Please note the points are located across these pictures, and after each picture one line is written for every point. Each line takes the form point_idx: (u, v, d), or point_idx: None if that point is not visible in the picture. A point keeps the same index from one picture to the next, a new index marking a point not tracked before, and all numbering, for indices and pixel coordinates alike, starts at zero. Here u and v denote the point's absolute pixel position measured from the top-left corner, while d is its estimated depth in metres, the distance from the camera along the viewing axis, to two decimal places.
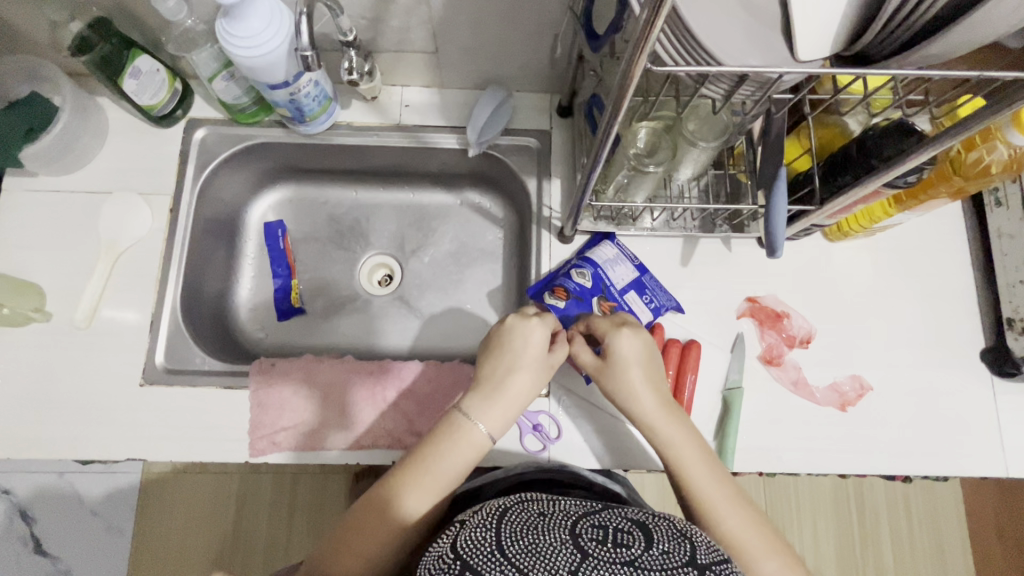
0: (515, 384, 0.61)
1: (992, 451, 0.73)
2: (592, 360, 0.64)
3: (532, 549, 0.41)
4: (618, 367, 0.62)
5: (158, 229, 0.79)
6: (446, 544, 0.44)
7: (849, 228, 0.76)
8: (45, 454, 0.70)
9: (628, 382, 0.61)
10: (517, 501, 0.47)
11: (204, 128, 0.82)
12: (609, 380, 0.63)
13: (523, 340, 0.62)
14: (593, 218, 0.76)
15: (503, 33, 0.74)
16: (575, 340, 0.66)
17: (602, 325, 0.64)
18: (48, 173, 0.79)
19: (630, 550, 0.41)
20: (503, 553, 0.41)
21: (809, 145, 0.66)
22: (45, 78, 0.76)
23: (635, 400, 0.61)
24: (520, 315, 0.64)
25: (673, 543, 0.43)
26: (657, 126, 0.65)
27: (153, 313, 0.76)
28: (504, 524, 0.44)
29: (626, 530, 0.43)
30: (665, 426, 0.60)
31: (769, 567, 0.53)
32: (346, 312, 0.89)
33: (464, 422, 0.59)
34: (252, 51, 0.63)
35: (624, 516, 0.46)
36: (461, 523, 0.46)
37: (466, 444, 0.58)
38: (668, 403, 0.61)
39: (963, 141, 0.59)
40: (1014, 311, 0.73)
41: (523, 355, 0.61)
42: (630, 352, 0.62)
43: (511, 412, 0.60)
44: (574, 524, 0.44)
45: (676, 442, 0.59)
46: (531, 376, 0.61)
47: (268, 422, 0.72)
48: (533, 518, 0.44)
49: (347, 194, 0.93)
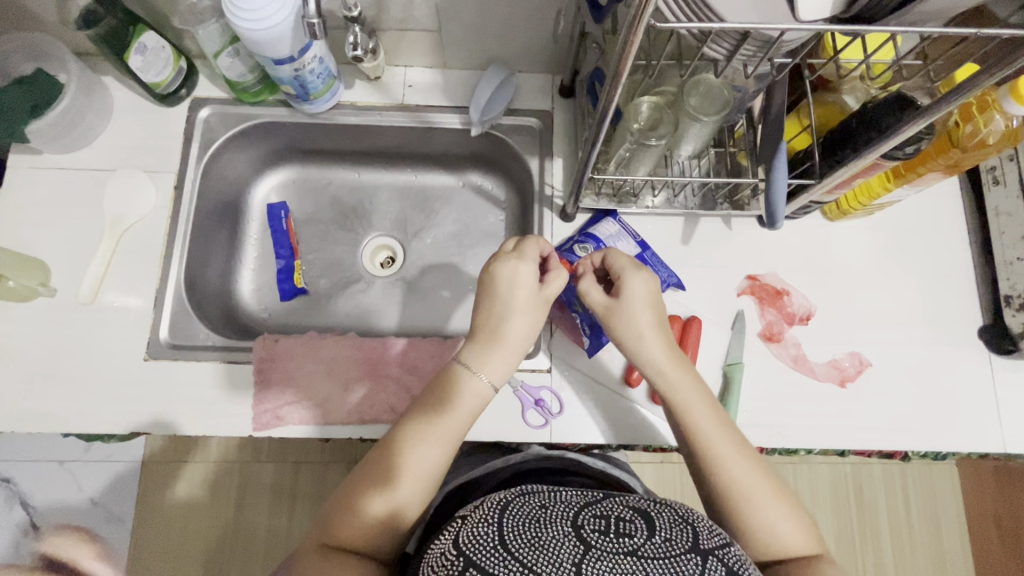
0: (511, 332, 0.61)
1: (992, 427, 0.73)
2: (603, 300, 0.62)
3: (536, 543, 0.41)
4: (627, 306, 0.61)
5: (163, 206, 0.79)
6: (448, 541, 0.44)
7: (849, 206, 0.76)
8: (48, 428, 0.70)
9: (637, 326, 0.61)
10: (518, 495, 0.46)
11: (208, 107, 0.83)
12: (617, 322, 0.61)
13: (510, 280, 0.61)
14: (594, 195, 0.77)
15: (506, 11, 0.74)
16: (586, 277, 0.64)
17: (619, 262, 0.63)
18: (52, 151, 0.79)
19: (632, 540, 0.41)
20: (506, 548, 0.41)
21: (809, 123, 0.67)
22: (52, 56, 0.77)
23: (641, 345, 0.61)
24: (500, 255, 0.63)
25: (675, 530, 0.43)
26: (660, 101, 0.66)
27: (157, 290, 0.76)
28: (506, 518, 0.43)
29: (628, 519, 0.43)
30: (671, 369, 0.60)
31: (775, 514, 0.54)
32: (349, 292, 0.89)
33: (462, 380, 0.60)
34: (257, 24, 0.64)
35: (626, 504, 0.45)
36: (463, 519, 0.45)
37: (468, 396, 0.59)
38: (674, 349, 0.61)
39: (961, 111, 0.60)
40: (1011, 287, 0.74)
41: (513, 299, 0.61)
42: (640, 294, 0.61)
43: (509, 360, 0.61)
44: (576, 516, 0.43)
45: (681, 385, 0.60)
46: (527, 319, 0.61)
47: (272, 397, 0.72)
48: (535, 511, 0.44)
49: (349, 175, 0.94)
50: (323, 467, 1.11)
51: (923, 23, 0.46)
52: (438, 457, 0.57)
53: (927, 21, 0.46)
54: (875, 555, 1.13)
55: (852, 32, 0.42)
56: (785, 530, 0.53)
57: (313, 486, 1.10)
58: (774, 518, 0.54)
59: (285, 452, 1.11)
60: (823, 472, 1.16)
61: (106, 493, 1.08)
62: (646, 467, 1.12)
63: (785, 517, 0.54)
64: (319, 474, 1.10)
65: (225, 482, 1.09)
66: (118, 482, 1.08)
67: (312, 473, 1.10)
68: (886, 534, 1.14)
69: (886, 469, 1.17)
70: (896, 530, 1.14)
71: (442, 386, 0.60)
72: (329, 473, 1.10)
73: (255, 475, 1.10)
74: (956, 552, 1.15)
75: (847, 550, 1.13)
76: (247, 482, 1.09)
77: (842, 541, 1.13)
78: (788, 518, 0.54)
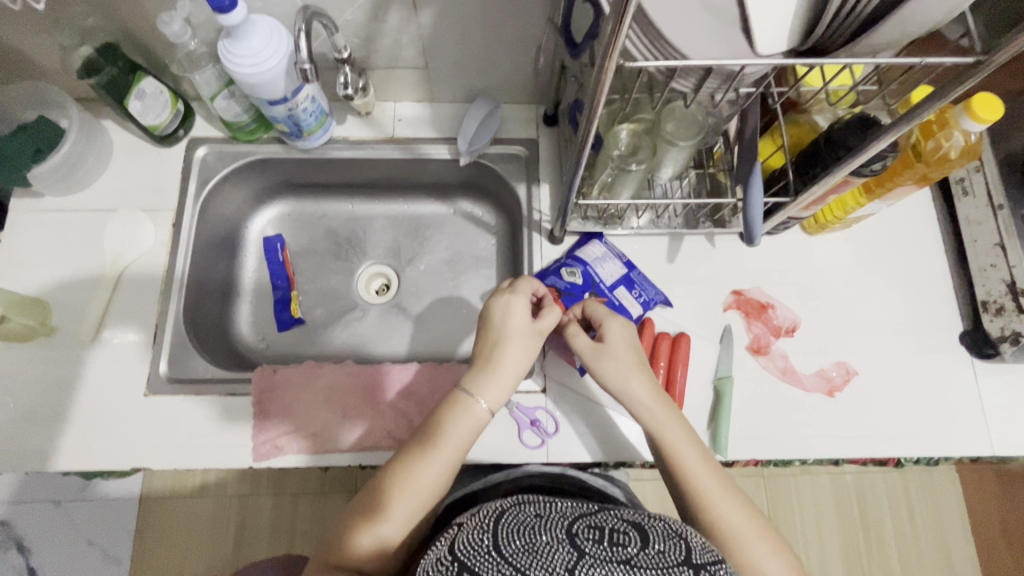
0: (507, 358, 0.63)
1: (979, 431, 0.74)
2: (588, 343, 0.65)
3: (530, 548, 0.42)
4: (612, 352, 0.64)
5: (162, 243, 0.81)
6: (444, 546, 0.44)
7: (826, 220, 0.79)
8: (45, 467, 0.71)
9: (623, 366, 0.64)
10: (514, 504, 0.47)
11: (205, 146, 0.86)
12: (605, 364, 0.64)
13: (503, 312, 0.64)
14: (581, 218, 0.80)
15: (489, 48, 0.78)
16: (569, 325, 0.67)
17: (597, 311, 0.67)
18: (54, 193, 0.81)
19: (626, 549, 0.42)
20: (500, 552, 0.42)
21: (781, 142, 0.70)
22: (53, 103, 0.80)
23: (628, 385, 0.63)
24: (494, 291, 0.66)
25: (668, 542, 0.44)
26: (637, 128, 0.69)
27: (157, 327, 0.77)
28: (501, 525, 0.44)
29: (622, 530, 0.44)
30: (656, 410, 0.62)
31: (760, 551, 0.55)
32: (346, 320, 0.91)
33: (456, 408, 0.61)
34: (251, 69, 0.67)
35: (620, 517, 0.46)
36: (459, 525, 0.47)
37: (467, 415, 0.61)
38: (658, 392, 0.64)
39: (922, 130, 0.63)
40: (987, 293, 0.76)
41: (507, 328, 0.63)
42: (622, 338, 0.65)
43: (506, 383, 0.63)
44: (571, 525, 0.44)
45: (666, 425, 0.62)
46: (521, 347, 0.63)
47: (270, 427, 0.73)
48: (530, 519, 0.45)
49: (343, 206, 0.96)
50: (322, 498, 1.12)
51: (874, 53, 0.50)
52: (439, 476, 0.58)
53: (877, 52, 0.49)
54: (882, 567, 1.13)
55: (808, 66, 0.46)
56: (770, 568, 0.54)
57: (311, 519, 1.11)
58: (759, 556, 0.55)
59: (285, 484, 1.12)
60: (823, 483, 1.18)
61: (105, 532, 1.08)
62: (647, 485, 1.13)
63: (769, 553, 0.55)
64: (320, 504, 1.11)
65: (225, 515, 1.10)
66: (118, 522, 1.08)
67: (313, 503, 1.12)
68: (892, 544, 1.14)
69: (886, 478, 1.18)
70: (901, 539, 1.14)
71: (439, 413, 0.62)
72: (329, 504, 1.11)
73: (255, 507, 1.11)
74: (964, 560, 1.13)
75: (854, 564, 1.13)
76: (247, 514, 1.10)
77: (848, 555, 1.13)
78: (773, 556, 0.55)
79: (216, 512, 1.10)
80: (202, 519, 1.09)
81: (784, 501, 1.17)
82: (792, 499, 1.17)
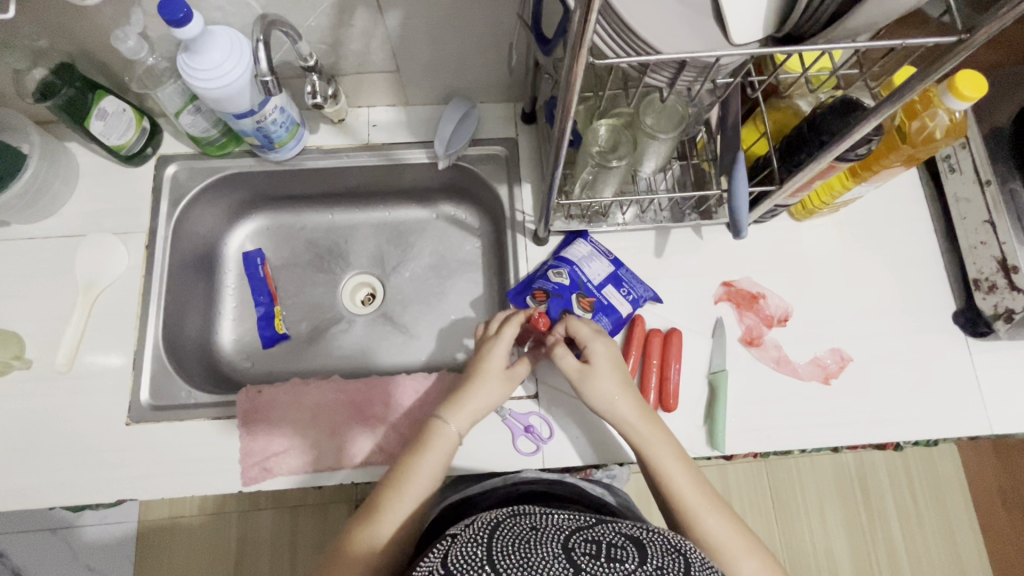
0: (470, 395, 0.63)
1: (976, 410, 0.74)
2: (574, 364, 0.64)
3: (524, 564, 0.40)
4: (596, 377, 0.63)
5: (135, 267, 0.79)
6: (436, 559, 0.43)
7: (813, 205, 0.78)
8: (28, 505, 0.68)
9: (606, 390, 0.62)
10: (510, 516, 0.46)
11: (175, 164, 0.83)
12: (589, 387, 0.63)
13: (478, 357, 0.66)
14: (564, 217, 0.78)
15: (461, 47, 0.76)
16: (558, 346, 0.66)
17: (582, 331, 0.65)
18: (20, 221, 0.79)
19: (624, 565, 0.40)
20: (493, 566, 0.40)
21: (763, 129, 0.69)
22: (13, 128, 0.77)
23: (612, 405, 0.62)
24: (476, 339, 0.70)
25: (667, 558, 0.42)
26: (616, 123, 0.67)
27: (136, 354, 0.75)
28: (495, 538, 0.43)
29: (621, 545, 0.42)
30: (641, 427, 0.61)
31: (749, 567, 0.55)
32: (332, 333, 0.89)
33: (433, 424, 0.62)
34: (214, 82, 0.65)
35: (619, 531, 0.45)
36: (452, 537, 0.45)
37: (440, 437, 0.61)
38: (644, 410, 0.62)
39: (906, 111, 0.63)
40: (978, 271, 0.75)
41: (474, 369, 0.65)
42: (607, 360, 0.64)
43: (472, 412, 0.63)
44: (567, 539, 0.43)
45: (653, 442, 0.61)
46: (481, 387, 0.64)
47: (257, 449, 0.71)
48: (526, 532, 0.44)
49: (322, 217, 0.94)
50: (323, 509, 1.11)
51: (852, 37, 0.48)
52: (424, 484, 0.59)
53: (857, 34, 0.48)
54: (888, 547, 1.13)
55: (784, 52, 0.44)
56: None
57: (313, 531, 1.10)
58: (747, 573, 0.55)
59: (284, 498, 1.11)
60: (824, 467, 1.18)
61: (103, 558, 1.07)
62: None
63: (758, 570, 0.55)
64: (321, 515, 1.10)
65: (226, 533, 1.09)
66: (117, 546, 1.07)
67: (314, 516, 1.10)
68: (896, 524, 1.14)
69: (887, 456, 1.17)
70: (904, 518, 1.14)
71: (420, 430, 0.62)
72: (329, 515, 1.10)
73: (254, 522, 1.10)
74: (967, 535, 1.13)
75: (858, 545, 1.13)
76: (247, 530, 1.09)
77: (851, 536, 1.14)
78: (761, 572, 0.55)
79: (215, 531, 1.08)
80: (202, 538, 1.08)
81: (786, 485, 1.17)
82: (794, 486, 1.17)
